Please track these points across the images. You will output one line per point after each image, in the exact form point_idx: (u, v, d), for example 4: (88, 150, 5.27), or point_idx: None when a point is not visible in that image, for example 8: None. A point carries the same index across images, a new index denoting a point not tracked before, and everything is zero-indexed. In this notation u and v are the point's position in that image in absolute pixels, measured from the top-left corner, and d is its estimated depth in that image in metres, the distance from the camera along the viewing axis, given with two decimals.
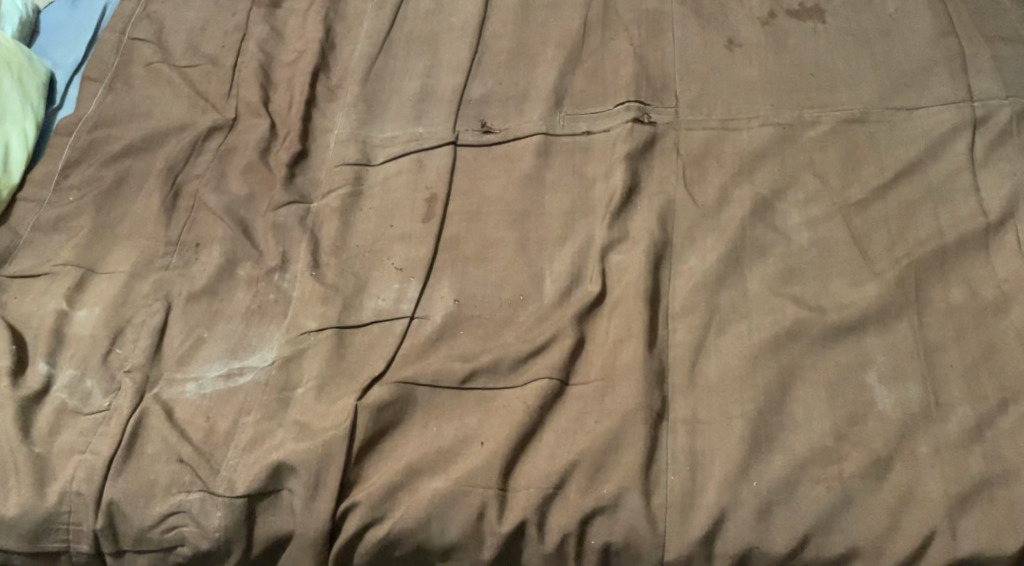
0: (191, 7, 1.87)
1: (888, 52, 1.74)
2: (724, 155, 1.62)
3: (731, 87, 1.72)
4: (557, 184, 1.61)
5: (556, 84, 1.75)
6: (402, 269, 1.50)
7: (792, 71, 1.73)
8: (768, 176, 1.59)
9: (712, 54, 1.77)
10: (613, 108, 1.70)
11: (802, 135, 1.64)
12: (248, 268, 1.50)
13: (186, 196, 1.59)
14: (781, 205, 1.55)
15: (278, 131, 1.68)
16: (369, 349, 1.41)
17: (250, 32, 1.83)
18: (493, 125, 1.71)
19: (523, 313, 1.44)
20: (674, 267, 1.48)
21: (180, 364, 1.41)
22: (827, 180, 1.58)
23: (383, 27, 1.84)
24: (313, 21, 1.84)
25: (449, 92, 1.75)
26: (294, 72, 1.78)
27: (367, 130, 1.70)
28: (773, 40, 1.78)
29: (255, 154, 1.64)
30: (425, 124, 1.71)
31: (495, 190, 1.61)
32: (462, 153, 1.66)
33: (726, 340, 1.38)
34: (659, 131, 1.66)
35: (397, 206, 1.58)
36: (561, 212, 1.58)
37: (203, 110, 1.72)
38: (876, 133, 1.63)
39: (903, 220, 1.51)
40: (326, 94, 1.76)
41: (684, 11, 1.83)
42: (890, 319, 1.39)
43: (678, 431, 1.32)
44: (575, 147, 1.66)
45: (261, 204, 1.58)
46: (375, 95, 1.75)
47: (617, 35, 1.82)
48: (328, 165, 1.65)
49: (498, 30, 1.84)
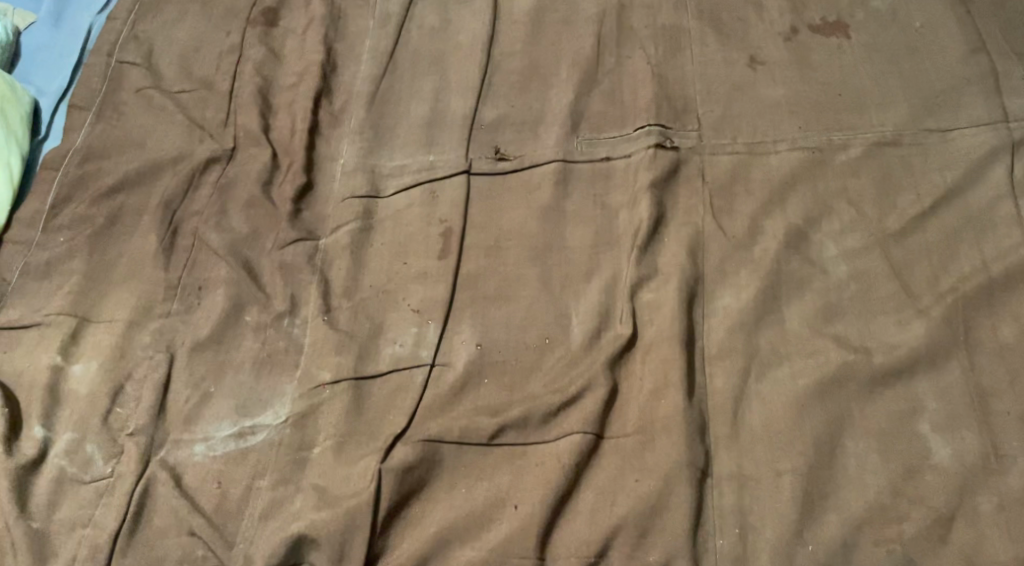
0: (182, 26, 1.79)
1: (918, 69, 1.66)
2: (753, 182, 1.55)
3: (755, 108, 1.64)
4: (577, 216, 1.53)
5: (572, 106, 1.67)
6: (419, 311, 1.42)
7: (818, 91, 1.65)
8: (800, 204, 1.51)
9: (733, 73, 1.69)
10: (632, 132, 1.62)
11: (833, 160, 1.56)
12: (254, 312, 1.41)
13: (185, 233, 1.50)
14: (816, 235, 1.47)
15: (280, 161, 1.60)
16: (388, 402, 1.33)
17: (246, 54, 1.75)
18: (507, 151, 1.62)
19: (550, 359, 1.36)
20: (708, 305, 1.40)
21: (187, 423, 1.32)
22: (862, 209, 1.50)
23: (387, 47, 1.76)
24: (313, 41, 1.77)
25: (459, 117, 1.67)
26: (295, 96, 1.70)
27: (375, 158, 1.62)
28: (797, 57, 1.70)
29: (257, 187, 1.55)
30: (436, 152, 1.62)
31: (513, 223, 1.53)
32: (477, 182, 1.58)
33: (768, 387, 1.31)
34: (682, 156, 1.58)
35: (411, 241, 1.51)
36: (585, 246, 1.49)
37: (199, 139, 1.63)
38: (911, 157, 1.55)
39: (946, 251, 1.43)
40: (329, 120, 1.68)
41: (702, 26, 1.75)
42: (940, 362, 1.32)
43: (724, 488, 1.26)
44: (595, 174, 1.58)
45: (266, 242, 1.49)
46: (381, 121, 1.67)
47: (632, 52, 1.73)
48: (336, 199, 1.56)
49: (508, 49, 1.76)
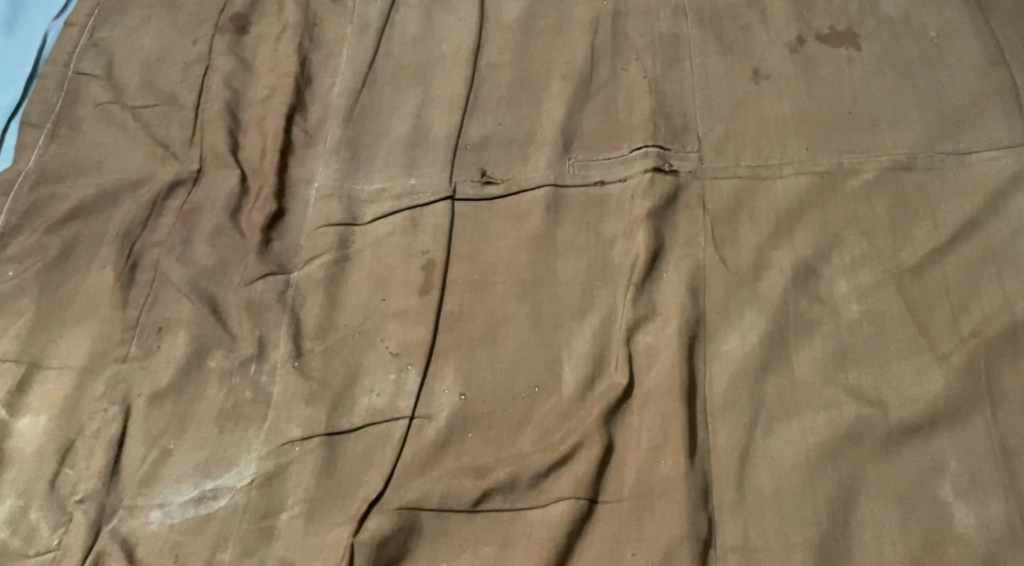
0: (146, 33, 1.67)
1: (934, 84, 1.55)
2: (758, 209, 1.44)
3: (759, 126, 1.54)
4: (570, 247, 1.42)
5: (564, 124, 1.55)
6: (398, 355, 1.31)
7: (827, 108, 1.54)
8: (809, 235, 1.40)
9: (736, 87, 1.58)
10: (628, 154, 1.52)
11: (843, 186, 1.45)
12: (219, 357, 1.30)
13: (145, 267, 1.39)
14: (827, 271, 1.36)
15: (250, 185, 1.50)
16: (363, 460, 1.24)
17: (213, 64, 1.64)
18: (494, 174, 1.52)
19: (540, 411, 1.26)
20: (711, 348, 1.30)
21: (142, 487, 1.22)
22: (874, 241, 1.39)
23: (365, 56, 1.65)
24: (286, 51, 1.65)
25: (443, 135, 1.56)
26: (266, 111, 1.59)
27: (352, 181, 1.52)
28: (804, 70, 1.59)
29: (224, 215, 1.45)
30: (417, 175, 1.52)
31: (501, 255, 1.42)
32: (461, 208, 1.48)
33: (776, 445, 1.22)
34: (682, 181, 1.47)
35: (390, 275, 1.40)
36: (577, 280, 1.39)
37: (162, 160, 1.52)
38: (926, 182, 1.45)
39: (967, 288, 1.33)
40: (304, 139, 1.56)
41: (703, 36, 1.64)
42: (962, 417, 1.22)
43: (728, 560, 1.17)
44: (588, 200, 1.48)
45: (233, 276, 1.39)
46: (359, 139, 1.56)
47: (628, 63, 1.62)
48: (310, 226, 1.46)
49: (495, 60, 1.65)
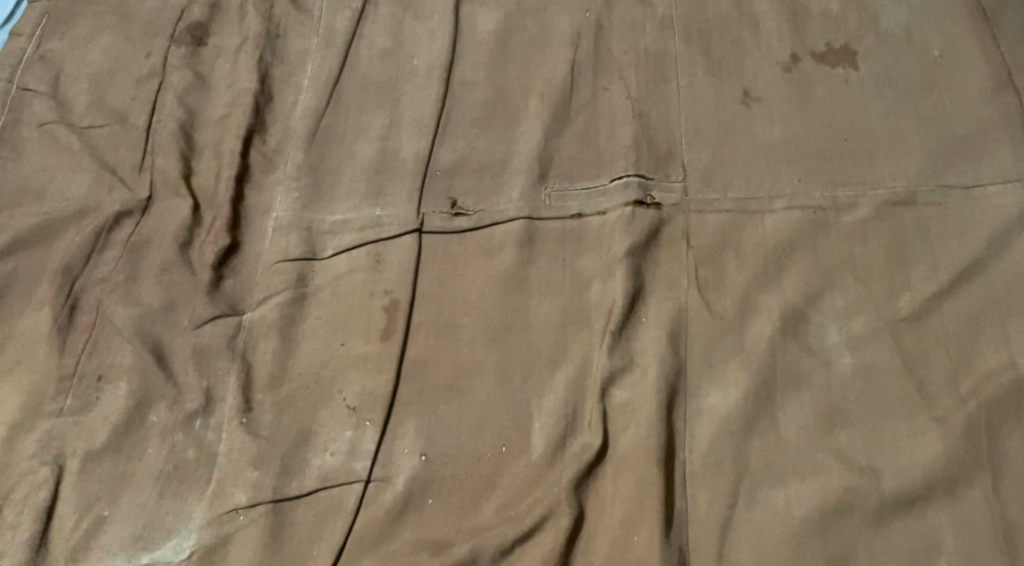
0: (96, 45, 1.57)
1: (936, 109, 1.44)
2: (746, 247, 1.34)
3: (748, 154, 1.44)
4: (544, 286, 1.33)
5: (541, 150, 1.45)
6: (356, 409, 1.23)
7: (821, 135, 1.44)
8: (799, 276, 1.30)
9: (725, 110, 1.48)
10: (608, 184, 1.42)
11: (837, 222, 1.35)
12: (162, 410, 1.23)
13: (86, 308, 1.31)
14: (817, 317, 1.27)
15: (203, 215, 1.40)
16: (314, 530, 1.17)
17: (167, 79, 1.53)
18: (465, 204, 1.42)
19: (507, 475, 1.19)
20: (691, 405, 1.21)
21: (73, 559, 1.16)
22: (868, 283, 1.29)
23: (330, 72, 1.54)
24: (246, 65, 1.55)
25: (412, 160, 1.46)
26: (222, 132, 1.48)
27: (313, 211, 1.42)
28: (797, 92, 1.48)
29: (174, 250, 1.36)
30: (383, 205, 1.42)
31: (469, 296, 1.32)
32: (428, 242, 1.38)
33: (758, 517, 1.15)
34: (665, 215, 1.38)
35: (351, 318, 1.31)
36: (551, 324, 1.29)
37: (109, 186, 1.42)
38: (926, 219, 1.34)
39: (969, 340, 1.23)
40: (263, 164, 1.46)
41: (691, 52, 1.54)
42: (960, 487, 1.15)
43: None
44: (564, 234, 1.38)
45: (182, 318, 1.30)
46: (321, 164, 1.46)
47: (611, 82, 1.52)
48: (265, 262, 1.36)
49: (469, 76, 1.54)
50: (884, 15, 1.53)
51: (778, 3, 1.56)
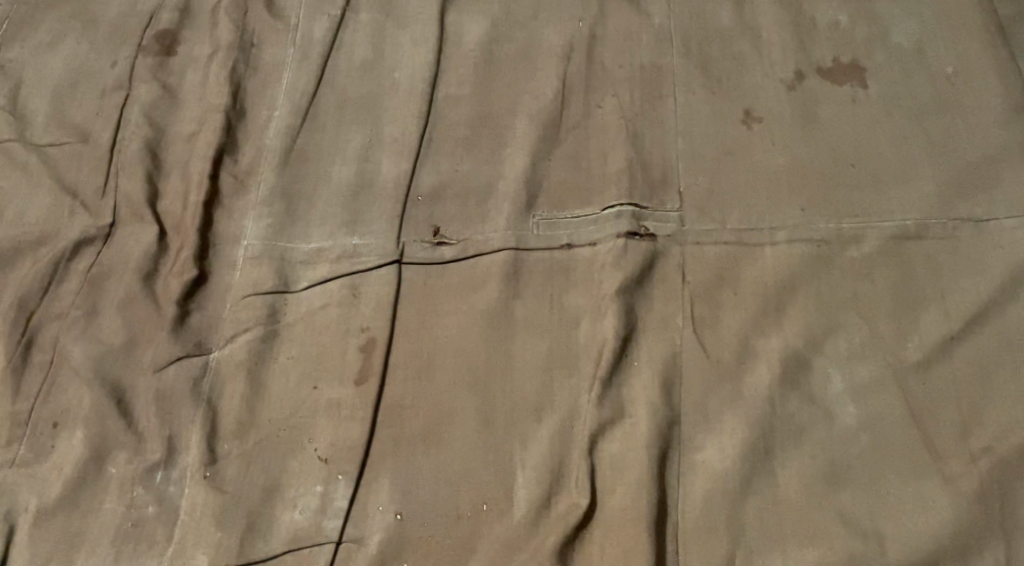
0: (59, 54, 1.49)
1: (949, 132, 1.35)
2: (744, 283, 1.26)
3: (748, 180, 1.35)
4: (530, 324, 1.25)
5: (529, 175, 1.37)
6: (327, 460, 1.17)
7: (825, 158, 1.35)
8: (801, 316, 1.22)
9: (725, 132, 1.39)
10: (599, 212, 1.34)
11: (842, 257, 1.27)
12: (120, 461, 1.18)
13: (43, 345, 1.24)
14: (820, 363, 1.19)
15: (169, 243, 1.32)
16: None
17: (133, 92, 1.45)
18: (448, 233, 1.34)
19: (487, 536, 1.13)
20: (685, 460, 1.15)
21: None
22: (874, 325, 1.21)
23: (307, 86, 1.46)
24: (217, 77, 1.46)
25: (392, 184, 1.38)
26: (191, 151, 1.40)
27: (286, 239, 1.34)
28: (801, 112, 1.40)
29: (137, 282, 1.28)
30: (361, 233, 1.34)
31: (451, 335, 1.25)
32: (408, 274, 1.30)
33: None
34: (659, 247, 1.29)
35: (324, 357, 1.24)
36: (536, 369, 1.21)
37: (69, 210, 1.34)
38: (937, 255, 1.26)
39: (981, 392, 1.15)
40: (233, 186, 1.38)
41: (689, 67, 1.45)
42: (971, 556, 1.08)
43: None
44: (552, 267, 1.30)
45: (145, 358, 1.23)
46: (296, 187, 1.38)
47: (604, 99, 1.43)
48: (235, 295, 1.29)
49: (454, 91, 1.46)
50: (894, 29, 1.45)
51: (781, 16, 1.48)
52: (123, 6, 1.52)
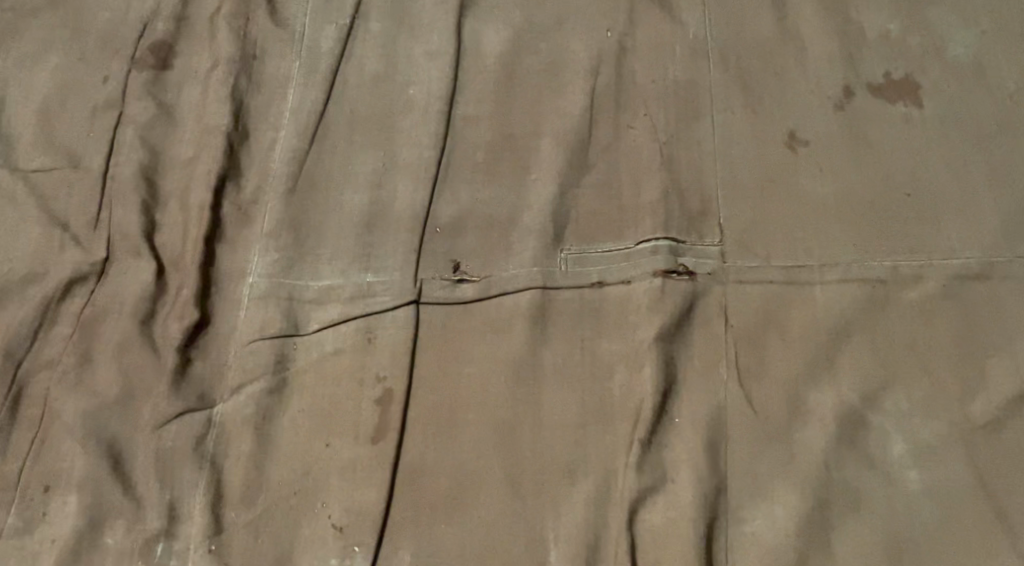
0: (46, 66, 1.37)
1: (1014, 158, 1.24)
2: (792, 327, 1.16)
3: (793, 212, 1.24)
4: (560, 374, 1.15)
5: (556, 206, 1.27)
6: (343, 529, 1.09)
7: (877, 189, 1.24)
8: (855, 367, 1.13)
9: (767, 156, 1.28)
10: (633, 247, 1.24)
11: (898, 299, 1.17)
12: (117, 530, 1.09)
13: (33, 399, 1.15)
14: (878, 421, 1.10)
15: (168, 281, 1.22)
16: None
17: (127, 111, 1.33)
18: (468, 269, 1.24)
19: None
20: (732, 532, 1.07)
21: None
22: (937, 378, 1.12)
23: (315, 104, 1.34)
24: (217, 93, 1.34)
25: (407, 214, 1.27)
26: (190, 177, 1.29)
27: (294, 276, 1.24)
28: (850, 134, 1.28)
29: (133, 325, 1.18)
30: (375, 269, 1.24)
31: (475, 386, 1.15)
32: (427, 316, 1.20)
33: None
34: (699, 286, 1.19)
35: (338, 412, 1.14)
36: (567, 426, 1.12)
37: (59, 244, 1.24)
38: (1003, 298, 1.16)
39: None
40: (236, 217, 1.28)
41: (727, 83, 1.33)
42: None
43: None
44: (583, 308, 1.20)
45: (143, 412, 1.14)
46: (304, 218, 1.27)
47: (636, 119, 1.32)
48: (239, 340, 1.19)
49: (474, 110, 1.35)
50: (950, 42, 1.33)
51: (826, 26, 1.35)
52: (114, 13, 1.40)
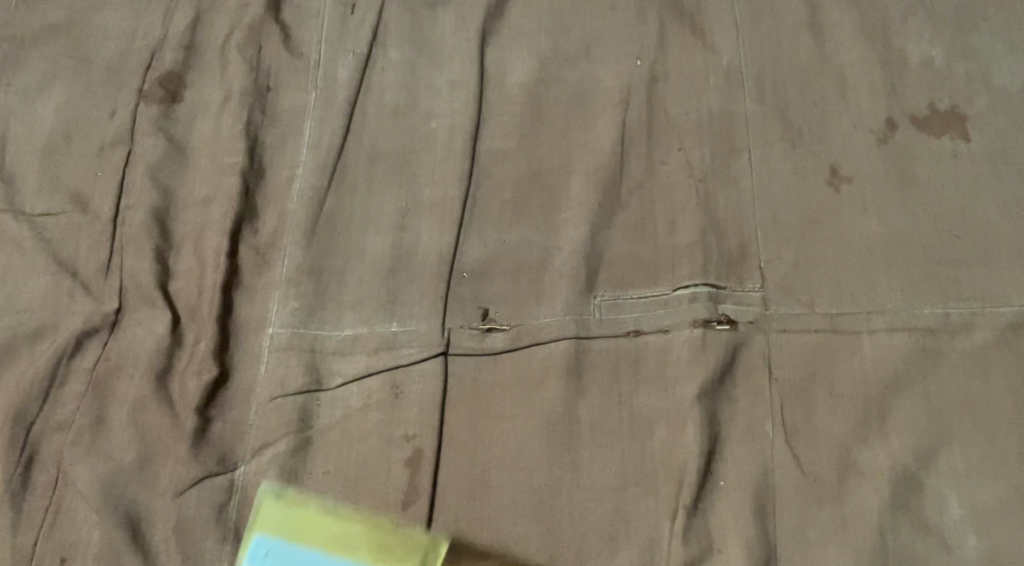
0: (50, 99, 1.30)
1: None
2: (840, 382, 1.12)
3: (837, 256, 1.18)
4: (596, 432, 1.12)
5: (589, 249, 1.20)
6: None
7: (924, 231, 1.18)
8: (907, 425, 1.09)
9: (808, 194, 1.21)
10: (671, 292, 1.18)
11: (950, 349, 1.12)
12: None
13: (46, 465, 1.11)
14: (932, 482, 1.07)
15: (184, 333, 1.17)
16: None
17: (136, 148, 1.27)
18: (498, 315, 1.18)
19: None
20: None
21: None
22: (992, 435, 1.08)
23: (333, 140, 1.28)
24: (231, 130, 1.28)
25: (433, 258, 1.21)
26: (205, 221, 1.23)
27: (315, 326, 1.18)
28: (896, 169, 1.21)
29: (150, 384, 1.14)
30: (400, 317, 1.18)
31: (510, 445, 1.12)
32: (456, 368, 1.16)
33: None
34: (740, 338, 1.14)
35: (366, 474, 1.11)
36: (607, 490, 1.09)
37: (69, 294, 1.18)
38: None
39: None
40: (253, 262, 1.22)
41: (765, 114, 1.26)
42: None
43: None
44: (619, 359, 1.15)
45: (162, 477, 1.10)
46: (325, 262, 1.21)
47: (669, 153, 1.25)
48: (261, 398, 1.15)
49: (500, 143, 1.28)
50: (998, 69, 1.25)
51: (867, 51, 1.28)
52: (119, 42, 1.34)
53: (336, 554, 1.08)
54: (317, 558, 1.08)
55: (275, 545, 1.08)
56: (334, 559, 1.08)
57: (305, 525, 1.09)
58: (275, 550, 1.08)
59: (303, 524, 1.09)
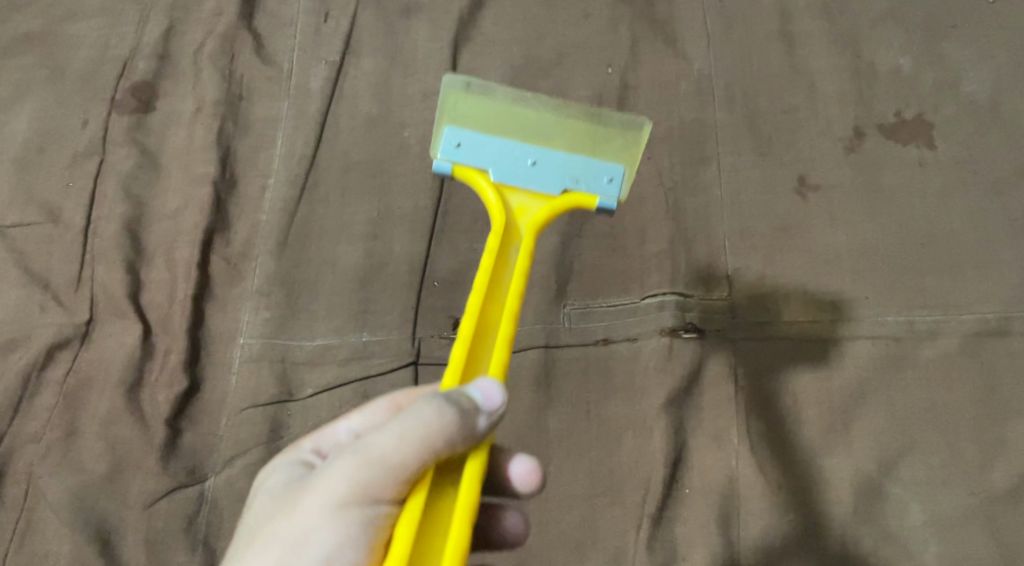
0: (23, 109, 1.30)
1: None
2: (805, 390, 1.13)
3: (805, 265, 1.19)
4: (564, 441, 1.13)
5: (559, 258, 1.21)
6: None
7: (890, 238, 1.19)
8: (871, 434, 1.11)
9: (776, 203, 1.22)
10: (640, 301, 1.19)
11: (915, 357, 1.13)
12: None
13: (17, 477, 1.11)
14: (894, 490, 1.09)
15: (156, 345, 1.18)
16: None
17: (108, 158, 1.27)
18: None
19: None
20: None
21: None
22: (954, 444, 1.10)
23: (305, 149, 1.27)
24: (203, 140, 1.28)
25: (404, 268, 1.22)
26: (177, 232, 1.24)
27: (287, 336, 1.19)
28: (863, 178, 1.22)
29: (122, 396, 1.14)
30: (370, 327, 1.19)
31: None
32: (426, 379, 1.17)
33: None
34: (708, 347, 1.15)
35: None
36: (575, 498, 1.11)
37: (40, 306, 1.19)
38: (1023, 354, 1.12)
39: None
40: (225, 274, 1.23)
41: (734, 122, 1.27)
42: None
43: None
44: (588, 368, 1.16)
45: (133, 489, 1.11)
46: (296, 272, 1.22)
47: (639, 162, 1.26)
48: (231, 409, 1.16)
49: None
50: (965, 77, 1.26)
51: (836, 58, 1.29)
52: (91, 50, 1.33)
53: (532, 134, 1.02)
54: (512, 140, 1.01)
55: (466, 133, 1.01)
56: (529, 142, 1.01)
57: (491, 114, 1.01)
58: (467, 139, 1.01)
59: (490, 119, 1.01)
